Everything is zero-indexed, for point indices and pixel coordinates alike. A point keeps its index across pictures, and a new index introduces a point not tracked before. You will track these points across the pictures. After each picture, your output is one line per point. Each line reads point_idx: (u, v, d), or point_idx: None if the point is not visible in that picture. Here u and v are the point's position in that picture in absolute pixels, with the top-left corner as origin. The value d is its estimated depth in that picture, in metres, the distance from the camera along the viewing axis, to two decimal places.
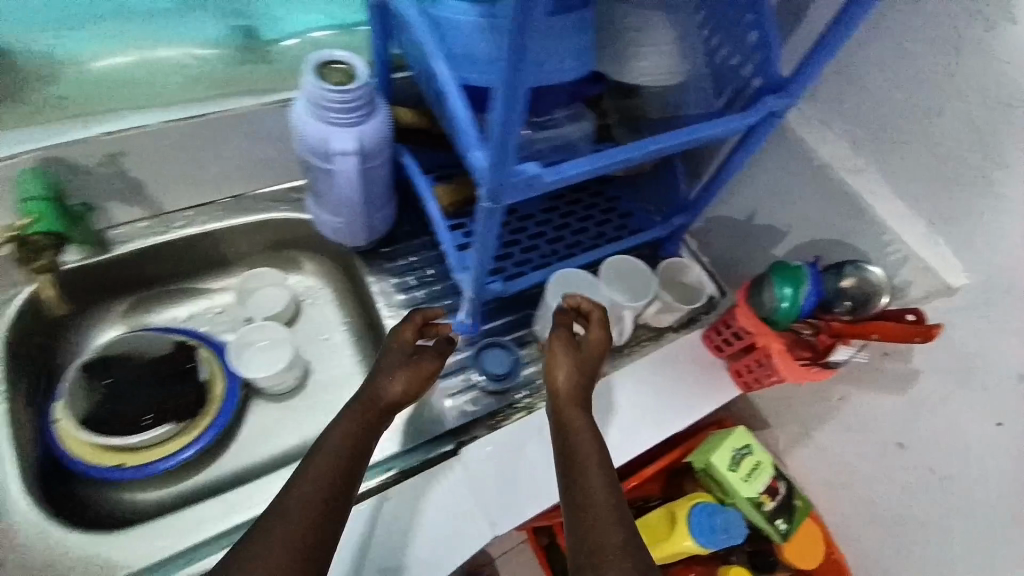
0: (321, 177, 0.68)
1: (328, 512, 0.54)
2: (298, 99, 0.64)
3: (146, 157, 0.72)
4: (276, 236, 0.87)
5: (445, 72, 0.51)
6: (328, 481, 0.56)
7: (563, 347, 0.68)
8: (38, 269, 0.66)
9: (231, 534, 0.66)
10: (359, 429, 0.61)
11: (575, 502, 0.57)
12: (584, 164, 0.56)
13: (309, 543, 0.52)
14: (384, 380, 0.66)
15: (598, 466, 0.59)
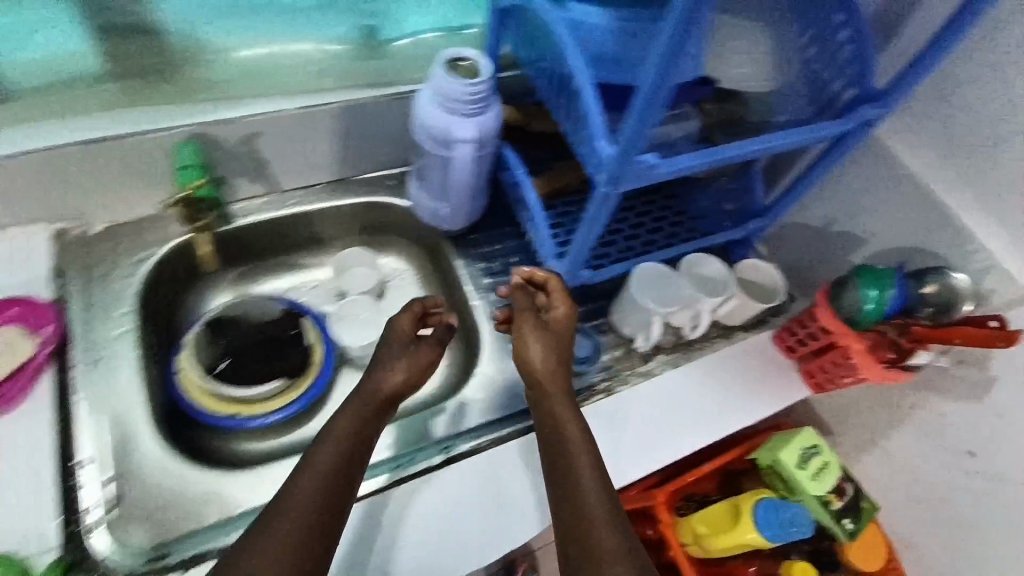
0: (436, 163, 0.74)
1: (333, 509, 0.58)
2: (423, 91, 0.70)
3: (276, 137, 0.78)
4: (371, 219, 0.94)
5: (579, 69, 0.55)
6: (330, 477, 0.60)
7: (529, 324, 0.75)
8: (199, 228, 0.77)
9: None
10: (353, 424, 0.66)
11: (565, 505, 0.62)
12: (700, 156, 0.60)
13: (312, 538, 0.56)
14: (383, 374, 0.71)
15: (585, 465, 0.64)
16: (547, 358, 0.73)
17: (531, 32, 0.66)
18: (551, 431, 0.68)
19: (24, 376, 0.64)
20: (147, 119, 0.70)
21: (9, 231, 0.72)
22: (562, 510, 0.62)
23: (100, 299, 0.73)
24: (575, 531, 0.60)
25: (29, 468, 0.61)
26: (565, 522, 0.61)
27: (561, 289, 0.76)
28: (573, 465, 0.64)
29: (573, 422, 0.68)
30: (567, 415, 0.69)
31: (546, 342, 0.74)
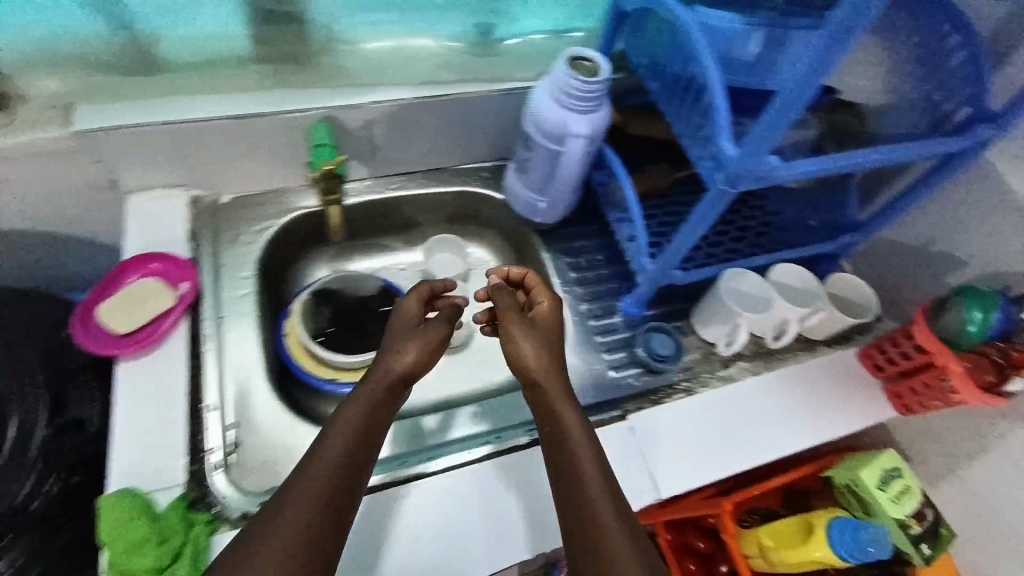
0: (543, 155, 0.77)
1: (337, 500, 0.57)
2: (542, 86, 0.74)
3: (391, 124, 0.84)
4: (462, 208, 0.98)
5: (713, 71, 0.58)
6: (329, 468, 0.58)
7: (511, 323, 0.71)
8: (327, 202, 0.82)
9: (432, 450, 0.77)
10: (366, 409, 0.63)
11: (575, 511, 0.58)
12: (814, 163, 0.61)
13: (315, 529, 0.55)
14: (391, 358, 0.67)
15: (589, 473, 0.60)
16: (540, 355, 0.68)
17: (657, 37, 0.69)
18: (553, 435, 0.63)
19: (163, 321, 0.69)
20: (283, 100, 0.77)
21: (151, 192, 0.79)
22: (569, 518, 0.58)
23: (229, 261, 0.80)
24: (587, 544, 0.56)
25: (164, 405, 0.65)
26: (575, 531, 0.57)
27: (542, 286, 0.75)
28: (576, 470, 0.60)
29: (573, 422, 0.63)
30: (571, 416, 0.64)
31: (537, 338, 0.69)
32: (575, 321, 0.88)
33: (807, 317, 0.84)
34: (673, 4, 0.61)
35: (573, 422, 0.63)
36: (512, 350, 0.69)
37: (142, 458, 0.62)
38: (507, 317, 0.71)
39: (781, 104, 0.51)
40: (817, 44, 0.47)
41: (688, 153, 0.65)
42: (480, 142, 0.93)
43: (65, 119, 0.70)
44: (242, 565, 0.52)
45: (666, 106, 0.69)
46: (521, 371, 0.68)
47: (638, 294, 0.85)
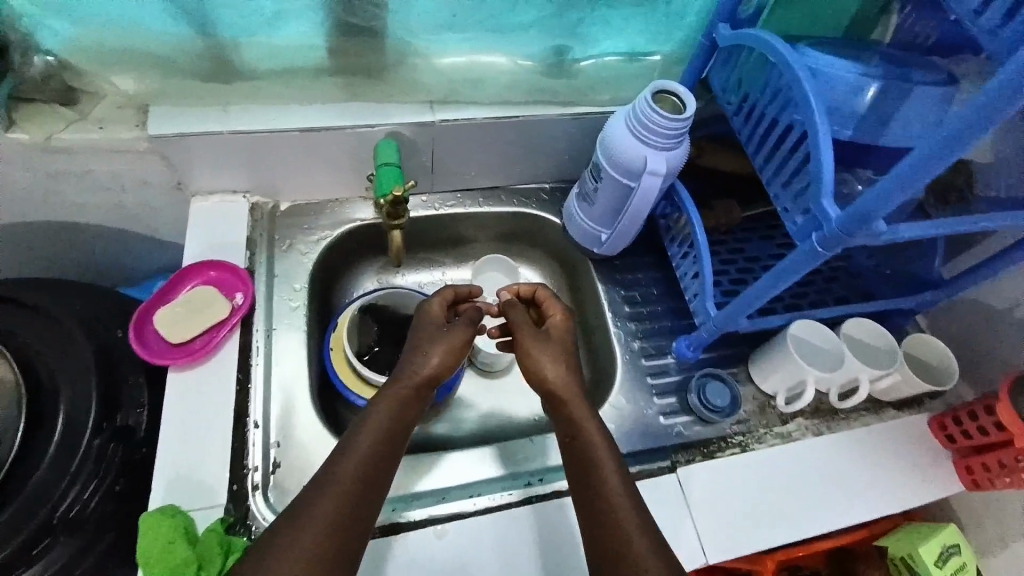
0: (613, 189, 0.74)
1: (369, 490, 0.59)
2: (619, 117, 0.70)
3: (452, 142, 0.82)
4: (514, 228, 0.96)
5: (822, 126, 0.54)
6: (363, 460, 0.60)
7: (529, 337, 0.71)
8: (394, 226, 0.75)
9: (454, 489, 0.72)
10: (394, 407, 0.66)
11: (592, 515, 0.61)
12: (923, 226, 0.54)
13: (348, 516, 0.57)
14: (417, 360, 0.70)
15: (614, 484, 0.61)
16: (559, 368, 0.70)
17: (753, 78, 0.65)
18: (574, 446, 0.65)
19: (219, 331, 0.69)
20: (350, 114, 0.76)
21: (214, 196, 0.79)
22: (588, 522, 0.61)
23: (282, 272, 0.79)
24: (609, 547, 0.58)
25: (211, 418, 0.65)
26: (594, 535, 0.60)
27: (550, 297, 0.77)
28: (596, 477, 0.62)
29: (593, 433, 0.65)
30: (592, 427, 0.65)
31: (556, 352, 0.71)
32: (626, 359, 0.84)
33: (877, 378, 0.79)
34: (780, 48, 0.58)
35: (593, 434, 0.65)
36: (530, 363, 0.70)
37: (186, 471, 0.62)
38: (523, 332, 0.71)
39: (901, 170, 0.46)
40: (955, 115, 0.43)
41: (777, 207, 0.61)
42: (541, 164, 0.90)
43: (142, 119, 0.71)
44: (275, 552, 0.54)
45: (755, 153, 0.66)
46: (539, 384, 0.70)
47: (697, 338, 0.80)
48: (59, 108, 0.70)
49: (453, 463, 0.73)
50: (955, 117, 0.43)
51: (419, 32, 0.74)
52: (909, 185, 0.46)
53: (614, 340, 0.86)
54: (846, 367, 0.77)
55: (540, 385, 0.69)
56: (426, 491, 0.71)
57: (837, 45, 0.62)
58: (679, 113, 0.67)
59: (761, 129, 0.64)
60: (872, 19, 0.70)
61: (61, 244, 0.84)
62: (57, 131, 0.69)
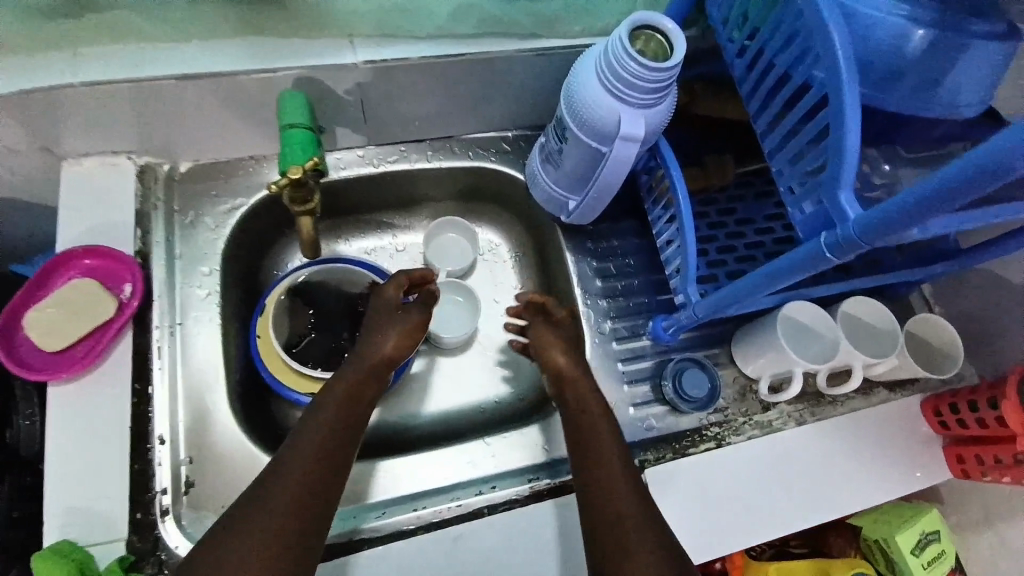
0: (580, 151, 0.60)
1: (320, 489, 0.50)
2: (588, 62, 0.55)
3: (388, 87, 0.66)
4: (473, 184, 0.81)
5: (847, 86, 0.40)
6: (315, 452, 0.52)
7: (542, 329, 0.67)
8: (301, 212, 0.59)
9: (418, 498, 0.65)
10: (348, 392, 0.57)
11: (592, 495, 0.55)
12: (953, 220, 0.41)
13: (305, 515, 0.49)
14: (374, 342, 0.61)
15: (618, 467, 0.56)
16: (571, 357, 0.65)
17: (759, 11, 0.49)
18: (579, 420, 0.60)
19: (103, 335, 0.58)
20: (248, 57, 0.59)
21: (90, 158, 0.64)
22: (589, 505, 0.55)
23: (185, 253, 0.66)
24: (611, 532, 0.52)
25: (106, 441, 0.55)
26: (595, 519, 0.54)
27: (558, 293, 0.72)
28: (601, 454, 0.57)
29: (597, 407, 0.61)
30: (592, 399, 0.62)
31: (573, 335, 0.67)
32: (596, 344, 0.75)
33: (872, 365, 0.70)
34: None
35: (596, 408, 0.61)
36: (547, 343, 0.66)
37: (82, 504, 0.53)
38: (539, 327, 0.67)
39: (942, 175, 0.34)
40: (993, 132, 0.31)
41: (780, 188, 0.49)
42: (500, 111, 0.75)
43: None
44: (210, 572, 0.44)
45: (757, 115, 0.52)
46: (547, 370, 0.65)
47: (676, 321, 0.70)
48: None
49: (400, 469, 0.66)
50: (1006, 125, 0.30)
51: None
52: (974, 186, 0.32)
53: (583, 320, 0.76)
54: (840, 356, 0.68)
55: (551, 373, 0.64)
56: (374, 503, 0.64)
57: None
58: (659, 57, 0.52)
59: (768, 85, 0.49)
60: None
61: None
62: None
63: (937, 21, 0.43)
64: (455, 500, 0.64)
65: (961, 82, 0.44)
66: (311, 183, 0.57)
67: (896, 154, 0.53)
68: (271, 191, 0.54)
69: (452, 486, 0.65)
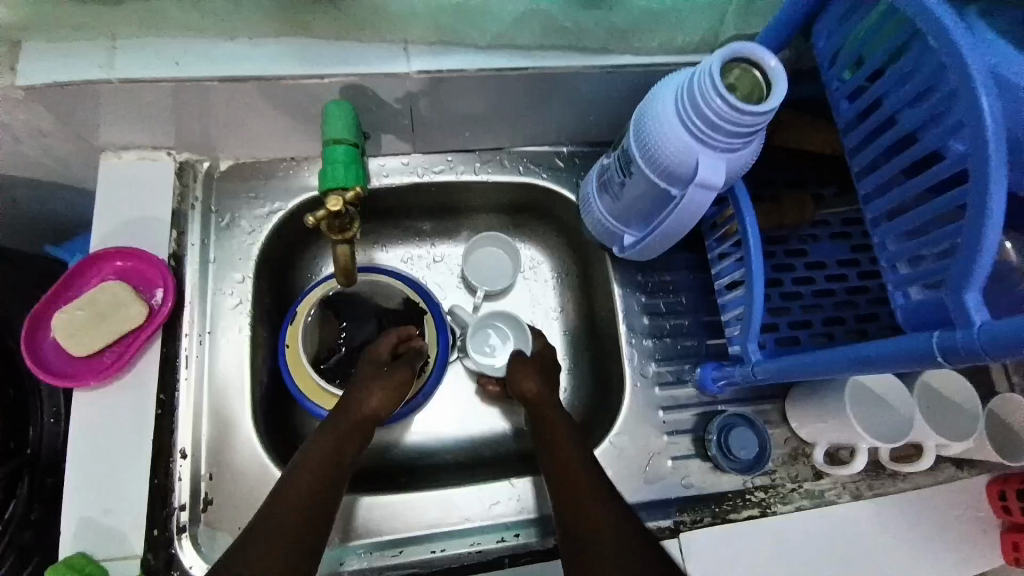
0: (646, 190, 0.54)
1: (309, 530, 0.49)
2: (668, 93, 0.49)
3: (439, 96, 0.61)
4: (520, 199, 0.76)
5: (999, 166, 0.33)
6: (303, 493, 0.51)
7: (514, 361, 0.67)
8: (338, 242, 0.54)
9: (409, 542, 0.61)
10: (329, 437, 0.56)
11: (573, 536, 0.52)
12: None
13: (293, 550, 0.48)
14: (351, 401, 0.59)
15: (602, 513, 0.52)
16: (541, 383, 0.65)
17: (886, 55, 0.42)
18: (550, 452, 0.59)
19: (132, 342, 0.56)
20: (292, 57, 0.54)
21: (129, 151, 0.62)
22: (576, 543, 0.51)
23: (219, 257, 0.64)
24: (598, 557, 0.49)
25: (127, 452, 0.54)
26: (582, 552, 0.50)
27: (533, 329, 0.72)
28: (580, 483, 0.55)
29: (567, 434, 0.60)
30: (563, 426, 0.61)
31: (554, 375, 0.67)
32: (637, 388, 0.70)
33: (945, 446, 0.64)
34: (948, 21, 0.35)
35: (565, 436, 0.60)
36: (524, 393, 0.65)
37: (99, 514, 0.53)
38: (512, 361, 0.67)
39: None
40: None
41: (882, 263, 0.43)
42: (557, 127, 0.69)
43: (10, 59, 0.51)
44: None
45: (863, 173, 0.45)
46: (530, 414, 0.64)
47: (728, 373, 0.65)
48: None
49: (406, 508, 0.62)
50: None
51: None
52: None
53: (626, 360, 0.71)
54: (912, 434, 0.62)
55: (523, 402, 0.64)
56: (358, 543, 0.60)
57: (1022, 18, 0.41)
58: (751, 97, 0.46)
59: (885, 143, 0.42)
60: None
61: None
62: None
63: None
64: (446, 550, 0.61)
65: None
66: (350, 211, 0.53)
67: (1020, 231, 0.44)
68: (308, 221, 0.49)
69: (448, 536, 0.62)
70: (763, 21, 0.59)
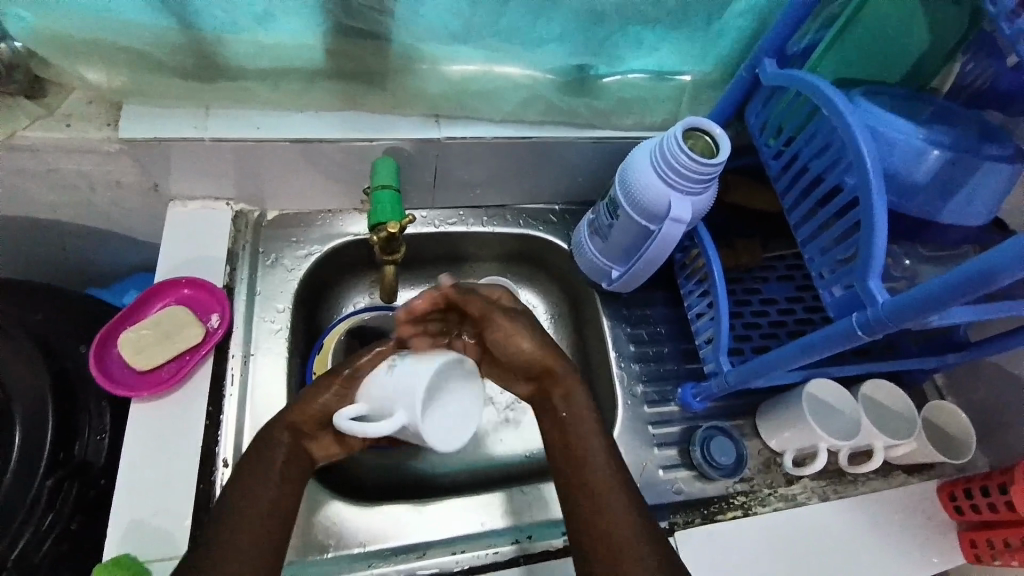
0: (629, 228, 0.68)
1: (285, 512, 0.53)
2: (642, 151, 0.64)
3: (457, 158, 0.75)
4: (519, 249, 0.89)
5: (877, 191, 0.48)
6: (265, 489, 0.53)
7: (501, 321, 0.60)
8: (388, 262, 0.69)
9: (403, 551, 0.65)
10: (290, 434, 0.56)
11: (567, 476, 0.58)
12: (972, 310, 0.47)
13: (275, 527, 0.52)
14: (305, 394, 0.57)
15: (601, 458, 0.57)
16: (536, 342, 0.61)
17: (797, 124, 0.59)
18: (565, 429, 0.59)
19: (191, 357, 0.64)
20: (347, 126, 0.68)
21: (194, 201, 0.72)
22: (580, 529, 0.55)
23: (264, 290, 0.73)
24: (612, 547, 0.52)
25: (176, 458, 0.60)
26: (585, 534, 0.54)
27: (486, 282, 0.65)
28: (585, 459, 0.57)
29: (586, 414, 0.59)
30: (583, 402, 0.60)
31: (526, 321, 0.62)
32: (628, 406, 0.79)
33: (892, 447, 0.73)
34: (833, 98, 0.51)
35: (586, 415, 0.59)
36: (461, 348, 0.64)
37: (145, 518, 0.57)
38: (494, 316, 0.60)
39: (938, 283, 0.42)
40: (968, 261, 0.40)
41: (811, 272, 0.56)
42: (551, 187, 0.84)
43: (113, 118, 0.63)
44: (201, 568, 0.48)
45: (792, 209, 0.60)
46: (532, 364, 0.61)
47: (705, 388, 0.75)
48: (23, 101, 0.63)
49: (422, 516, 0.67)
50: (992, 256, 0.39)
51: (427, 39, 0.66)
52: (952, 299, 0.41)
53: (616, 383, 0.81)
54: (860, 436, 0.72)
55: (535, 364, 0.61)
56: (329, 557, 0.64)
57: (888, 98, 0.58)
58: (706, 155, 0.61)
59: (803, 184, 0.58)
60: (931, 68, 0.60)
61: (28, 244, 0.76)
62: (24, 129, 0.62)
63: (953, 144, 0.51)
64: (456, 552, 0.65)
65: (977, 193, 0.52)
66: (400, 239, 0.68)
67: (916, 249, 0.57)
68: (370, 245, 0.65)
69: (453, 539, 0.67)
70: (710, 107, 0.77)
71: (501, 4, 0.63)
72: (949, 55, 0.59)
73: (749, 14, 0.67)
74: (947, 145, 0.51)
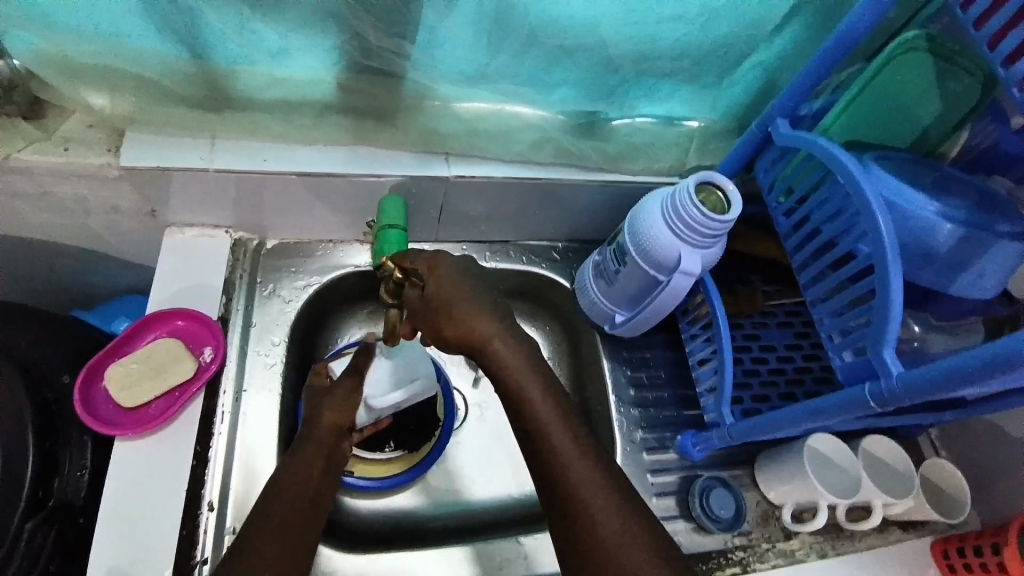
0: (638, 277, 0.68)
1: (313, 516, 0.52)
2: (653, 202, 0.64)
3: (463, 195, 0.74)
4: (520, 285, 0.87)
5: (893, 263, 0.48)
6: (297, 496, 0.53)
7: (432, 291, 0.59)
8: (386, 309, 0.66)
9: None
10: (308, 455, 0.56)
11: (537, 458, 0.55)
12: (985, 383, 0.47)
13: (304, 533, 0.51)
14: (309, 425, 0.60)
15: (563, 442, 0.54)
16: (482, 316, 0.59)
17: (809, 185, 0.59)
18: (528, 433, 0.55)
19: (180, 395, 0.62)
20: (354, 160, 0.67)
21: (192, 228, 0.71)
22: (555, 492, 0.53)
23: (260, 322, 0.71)
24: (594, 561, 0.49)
25: (160, 500, 0.57)
26: (564, 545, 0.51)
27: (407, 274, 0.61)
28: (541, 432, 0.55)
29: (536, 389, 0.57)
30: (525, 413, 0.56)
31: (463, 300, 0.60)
32: (627, 453, 0.78)
33: (890, 505, 0.73)
34: (849, 166, 0.52)
35: (540, 399, 0.56)
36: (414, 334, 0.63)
37: (127, 564, 0.54)
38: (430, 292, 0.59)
39: (956, 360, 0.42)
40: (985, 343, 0.40)
41: (820, 333, 0.56)
42: (555, 225, 0.83)
43: (115, 144, 0.62)
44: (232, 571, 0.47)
45: (802, 268, 0.60)
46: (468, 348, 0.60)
47: (705, 439, 0.74)
48: (21, 122, 0.61)
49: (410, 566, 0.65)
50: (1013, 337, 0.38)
51: (439, 80, 0.65)
52: (970, 378, 0.41)
53: (614, 429, 0.79)
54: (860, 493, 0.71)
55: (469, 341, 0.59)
56: None
57: (898, 165, 0.58)
58: (718, 210, 0.61)
59: (814, 246, 0.58)
60: (939, 136, 0.61)
61: (14, 264, 0.73)
62: (22, 151, 0.60)
63: (966, 220, 0.51)
64: None
65: (985, 267, 0.52)
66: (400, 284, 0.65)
67: (922, 316, 0.57)
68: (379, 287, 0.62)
69: None
70: (718, 156, 0.77)
71: (517, 52, 0.63)
72: (952, 126, 0.60)
73: (760, 69, 0.68)
74: (958, 218, 0.51)
